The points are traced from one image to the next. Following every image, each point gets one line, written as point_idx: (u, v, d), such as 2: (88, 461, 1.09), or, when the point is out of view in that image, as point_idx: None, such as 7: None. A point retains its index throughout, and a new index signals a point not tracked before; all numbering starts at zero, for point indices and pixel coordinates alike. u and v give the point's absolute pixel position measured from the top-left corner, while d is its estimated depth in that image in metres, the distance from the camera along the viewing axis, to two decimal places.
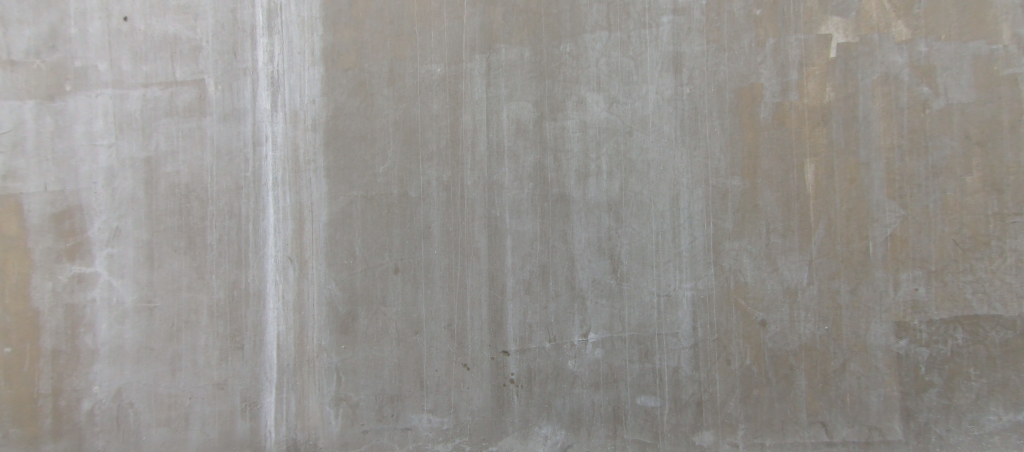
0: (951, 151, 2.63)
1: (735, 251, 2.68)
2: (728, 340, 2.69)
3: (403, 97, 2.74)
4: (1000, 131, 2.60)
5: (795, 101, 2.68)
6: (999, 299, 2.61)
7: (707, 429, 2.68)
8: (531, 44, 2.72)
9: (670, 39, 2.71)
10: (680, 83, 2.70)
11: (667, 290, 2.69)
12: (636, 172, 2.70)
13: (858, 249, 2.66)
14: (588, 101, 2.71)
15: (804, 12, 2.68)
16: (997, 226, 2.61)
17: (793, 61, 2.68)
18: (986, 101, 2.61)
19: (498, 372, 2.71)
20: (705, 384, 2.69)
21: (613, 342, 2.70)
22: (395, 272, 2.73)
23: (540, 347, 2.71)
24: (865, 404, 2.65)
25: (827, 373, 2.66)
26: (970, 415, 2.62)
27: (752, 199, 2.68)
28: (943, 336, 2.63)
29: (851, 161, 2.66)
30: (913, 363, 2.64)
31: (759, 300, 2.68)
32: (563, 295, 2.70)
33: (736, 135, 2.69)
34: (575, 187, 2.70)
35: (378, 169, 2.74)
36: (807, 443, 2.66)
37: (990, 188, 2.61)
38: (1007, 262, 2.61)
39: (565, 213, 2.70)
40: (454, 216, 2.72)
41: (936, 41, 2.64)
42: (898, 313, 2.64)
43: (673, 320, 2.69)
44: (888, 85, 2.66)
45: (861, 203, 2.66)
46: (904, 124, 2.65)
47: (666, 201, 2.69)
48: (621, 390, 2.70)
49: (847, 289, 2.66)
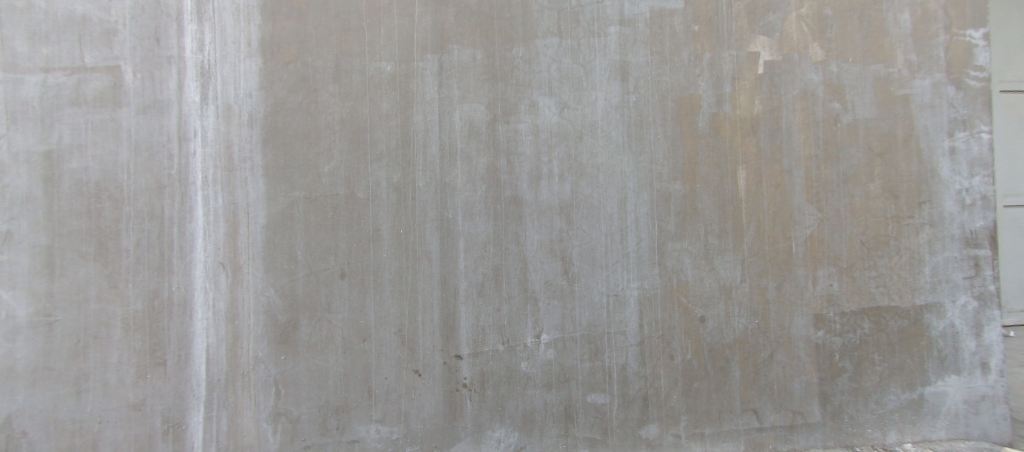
0: (857, 161, 2.95)
1: (677, 251, 2.83)
2: (671, 336, 2.82)
3: (350, 95, 2.63)
4: (895, 144, 2.96)
5: (729, 112, 2.88)
6: (897, 292, 2.96)
7: (653, 422, 2.80)
8: (483, 46, 2.71)
9: (617, 49, 2.81)
10: (626, 91, 2.81)
11: (615, 290, 2.78)
12: (586, 176, 2.77)
13: (783, 248, 2.90)
14: (540, 105, 2.74)
15: (736, 30, 2.90)
16: (895, 227, 2.96)
17: (726, 75, 2.88)
18: (886, 118, 2.96)
19: (450, 377, 2.66)
20: (651, 379, 2.80)
21: (565, 342, 2.74)
22: (341, 277, 2.60)
23: (493, 350, 2.69)
24: (790, 390, 2.90)
25: (758, 363, 2.88)
26: (875, 395, 2.95)
27: (692, 203, 2.84)
28: (853, 326, 2.94)
29: (777, 169, 2.90)
30: (829, 352, 2.92)
31: (699, 297, 2.84)
32: (515, 297, 2.71)
33: (677, 142, 2.84)
34: (528, 189, 2.72)
35: (323, 169, 2.60)
36: (741, 429, 2.86)
37: (889, 194, 2.95)
38: (902, 259, 2.96)
39: (518, 215, 2.71)
40: (405, 218, 2.64)
41: (846, 63, 2.95)
42: (817, 307, 2.91)
43: (621, 319, 2.78)
44: (807, 101, 2.93)
45: (786, 207, 2.90)
46: (821, 136, 2.93)
47: (614, 205, 2.79)
48: (572, 389, 2.75)
49: (774, 286, 2.89)
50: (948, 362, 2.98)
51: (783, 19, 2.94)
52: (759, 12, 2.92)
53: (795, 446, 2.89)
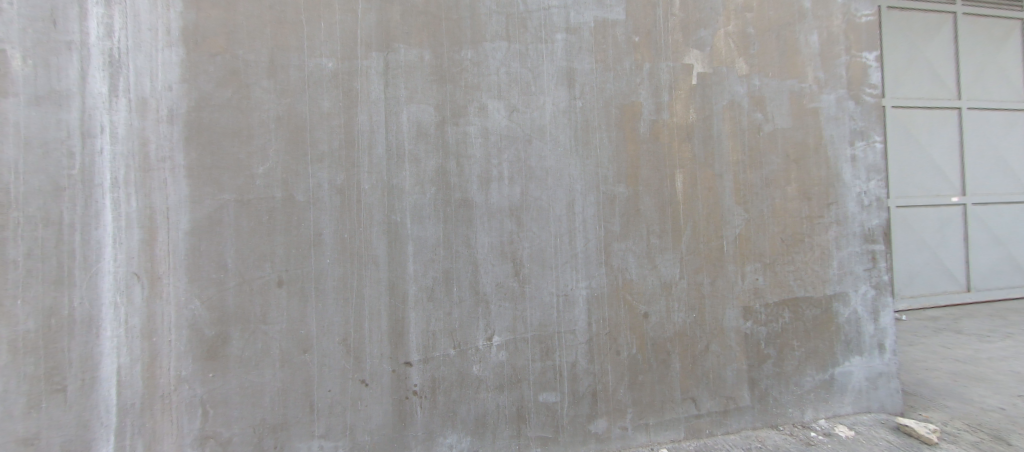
0: (777, 166, 3.24)
1: (622, 251, 2.95)
2: (617, 332, 2.93)
3: (287, 92, 2.47)
4: (808, 152, 3.30)
5: (667, 119, 3.05)
6: (811, 283, 3.29)
7: (601, 416, 2.89)
8: (431, 46, 2.66)
9: (563, 55, 2.88)
10: (573, 97, 2.89)
11: (564, 290, 2.84)
12: (535, 178, 2.81)
13: (716, 246, 3.12)
14: (489, 108, 2.74)
15: (673, 43, 3.08)
16: (809, 226, 3.29)
17: (664, 84, 3.06)
18: (800, 128, 3.29)
19: (399, 385, 2.58)
20: (599, 375, 2.89)
21: (516, 343, 2.76)
22: (278, 285, 2.43)
23: (445, 355, 2.64)
24: (724, 378, 3.12)
25: (696, 355, 3.06)
26: (795, 378, 3.25)
27: (635, 205, 2.98)
28: (776, 316, 3.22)
29: (710, 173, 3.12)
30: (756, 340, 3.18)
31: (643, 294, 2.98)
32: (466, 300, 2.68)
33: (621, 147, 2.96)
34: (478, 192, 2.70)
35: (256, 169, 2.42)
36: (681, 417, 3.03)
37: (804, 196, 3.28)
38: (815, 254, 3.30)
39: (468, 217, 2.69)
40: (349, 222, 2.52)
41: (766, 77, 3.24)
42: (746, 299, 3.16)
43: (570, 318, 2.85)
44: (735, 111, 3.18)
45: (718, 208, 3.13)
46: (747, 143, 3.19)
47: (563, 207, 2.85)
48: (524, 390, 2.77)
49: (708, 282, 3.10)
50: (853, 344, 3.36)
51: (713, 35, 3.17)
52: (692, 28, 3.12)
53: (729, 429, 3.11)
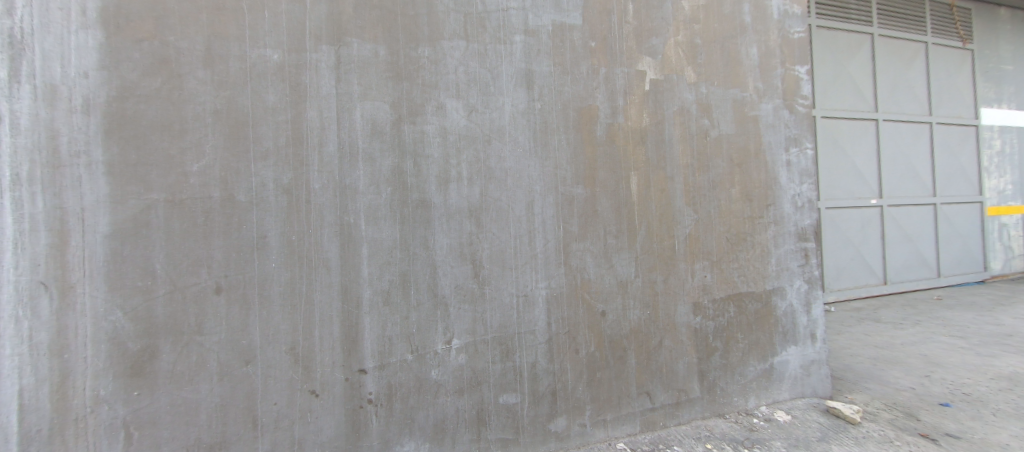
0: (723, 169, 3.42)
1: (580, 251, 2.99)
2: (576, 331, 2.97)
3: (226, 84, 2.29)
4: (750, 156, 3.51)
5: (622, 123, 3.13)
6: (753, 279, 3.50)
7: (561, 415, 2.92)
8: (386, 42, 2.56)
9: (522, 57, 2.88)
10: (532, 99, 2.90)
11: (524, 290, 2.84)
12: (494, 179, 2.79)
13: (668, 246, 3.24)
14: (447, 107, 2.69)
15: (627, 50, 3.17)
16: (752, 225, 3.50)
17: (619, 89, 3.14)
18: (743, 133, 3.49)
19: (353, 394, 2.47)
20: (558, 374, 2.92)
21: (476, 346, 2.72)
22: (216, 292, 2.25)
23: (401, 360, 2.56)
24: (676, 371, 3.25)
25: (650, 350, 3.17)
26: (740, 369, 3.44)
27: (593, 206, 3.03)
28: (723, 311, 3.40)
29: (662, 175, 3.23)
30: (705, 334, 3.34)
31: (600, 293, 3.04)
32: (424, 303, 2.61)
33: (578, 149, 3.00)
34: (436, 192, 2.64)
35: (191, 167, 2.22)
36: (637, 412, 3.12)
37: (746, 198, 3.49)
38: (757, 252, 3.52)
39: (426, 219, 2.62)
40: (297, 224, 2.38)
41: (713, 86, 3.42)
42: (695, 295, 3.31)
43: (530, 319, 2.85)
44: (685, 116, 3.32)
45: (670, 209, 3.25)
46: (695, 147, 3.35)
47: (522, 207, 2.85)
48: (484, 392, 2.74)
49: (661, 280, 3.22)
50: (790, 335, 3.61)
51: (664, 43, 3.29)
52: (645, 35, 3.23)
53: (681, 420, 3.25)
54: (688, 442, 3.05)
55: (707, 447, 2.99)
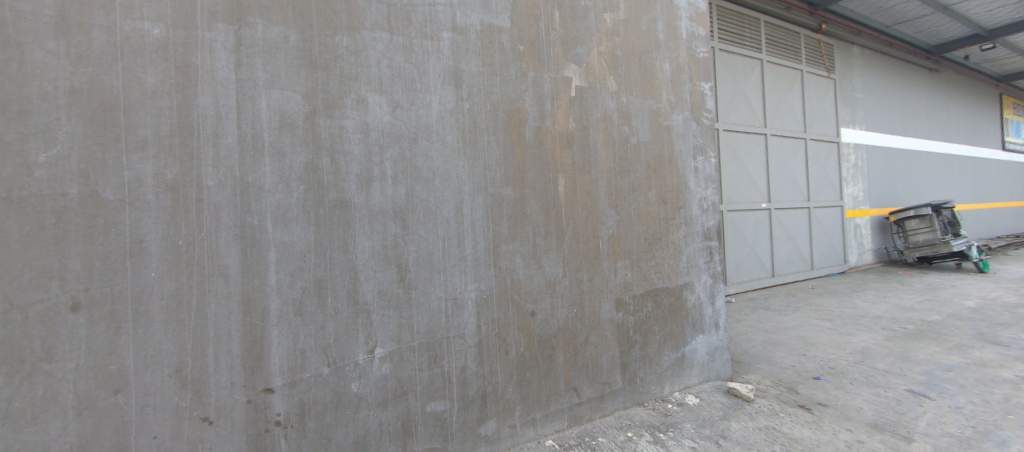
0: (641, 173, 3.64)
1: (510, 252, 2.99)
2: (506, 332, 2.95)
3: (86, 59, 1.92)
4: (664, 161, 3.77)
5: (550, 126, 3.19)
6: (668, 275, 3.77)
7: (490, 418, 2.88)
8: (297, 27, 2.33)
9: (449, 55, 2.80)
10: (460, 98, 2.83)
11: (452, 294, 2.76)
12: (421, 179, 2.67)
13: (593, 246, 3.36)
14: (369, 102, 2.52)
15: (554, 55, 3.24)
16: (666, 225, 3.77)
17: (547, 93, 3.19)
18: (658, 141, 3.75)
19: (258, 416, 2.21)
20: (488, 377, 2.88)
21: (401, 354, 2.58)
22: (73, 309, 1.88)
23: (316, 375, 2.34)
24: (601, 366, 3.38)
25: (577, 347, 3.26)
26: (656, 359, 3.68)
27: (522, 207, 3.04)
28: (642, 306, 3.61)
29: (587, 178, 3.35)
30: (627, 329, 3.52)
31: (529, 293, 3.06)
32: (343, 312, 2.42)
33: (507, 150, 3.00)
34: (356, 192, 2.47)
35: (35, 157, 1.83)
36: (564, 408, 3.20)
37: (661, 200, 3.75)
38: (671, 250, 3.80)
39: (345, 220, 2.43)
40: (185, 226, 2.07)
41: (632, 95, 3.62)
42: (618, 292, 3.48)
43: (459, 322, 2.78)
44: (607, 123, 3.48)
45: (595, 211, 3.38)
46: (617, 153, 3.52)
47: (450, 208, 2.77)
48: (410, 402, 2.61)
49: (587, 279, 3.33)
50: (698, 325, 3.95)
51: (588, 52, 3.41)
52: (571, 43, 3.32)
53: (605, 412, 3.39)
54: (612, 432, 3.19)
55: (628, 436, 3.16)
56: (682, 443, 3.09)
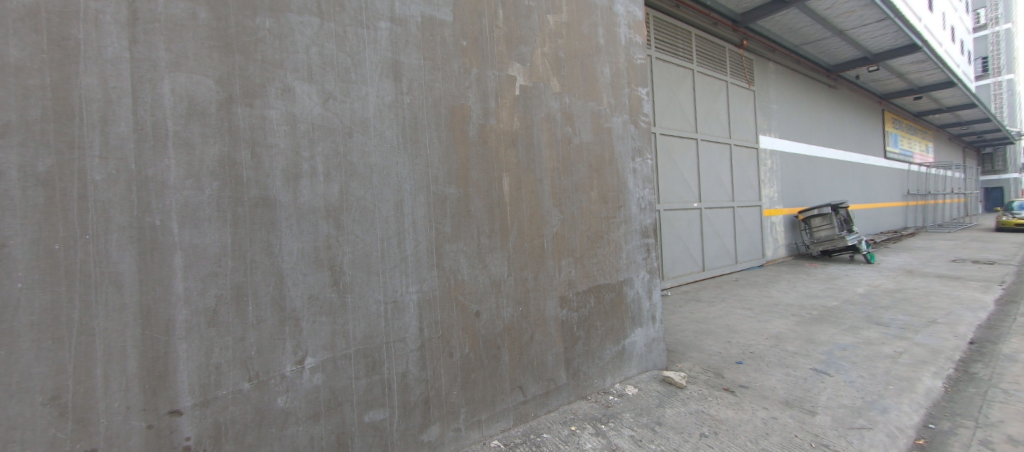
0: (583, 172, 3.71)
1: (453, 252, 2.91)
2: (449, 334, 2.87)
3: None
4: (604, 162, 3.88)
5: (494, 125, 3.15)
6: (609, 271, 3.89)
7: (433, 423, 2.80)
8: (209, 4, 2.09)
9: (387, 46, 2.66)
10: (399, 92, 2.71)
11: (392, 297, 2.64)
12: (357, 176, 2.52)
13: (538, 244, 3.38)
14: (296, 91, 2.32)
15: (498, 53, 3.20)
16: (606, 224, 3.89)
17: (491, 91, 3.15)
18: (599, 142, 3.85)
19: (163, 442, 1.97)
20: (431, 381, 2.78)
21: (334, 363, 2.42)
22: None
23: (234, 392, 2.12)
24: (545, 363, 3.40)
25: (522, 346, 3.25)
26: (598, 353, 3.78)
27: (466, 206, 2.98)
28: (585, 302, 3.69)
29: (532, 177, 3.35)
30: (570, 325, 3.57)
31: (474, 294, 3.00)
32: (267, 320, 2.21)
33: (450, 148, 2.92)
34: (282, 189, 2.26)
35: None
36: (509, 407, 3.19)
37: (602, 199, 3.86)
38: (611, 247, 3.92)
39: (269, 220, 2.22)
40: (63, 227, 1.78)
41: (574, 96, 3.68)
42: (562, 290, 3.52)
43: (399, 326, 2.66)
44: (550, 123, 3.51)
45: (539, 210, 3.39)
46: (560, 153, 3.56)
47: (389, 207, 2.64)
48: (345, 413, 2.46)
49: (532, 277, 3.33)
50: (637, 319, 4.11)
51: (532, 52, 3.42)
52: (514, 42, 3.30)
53: (550, 408, 3.42)
54: (556, 428, 3.24)
55: (572, 430, 3.21)
56: (622, 433, 3.19)
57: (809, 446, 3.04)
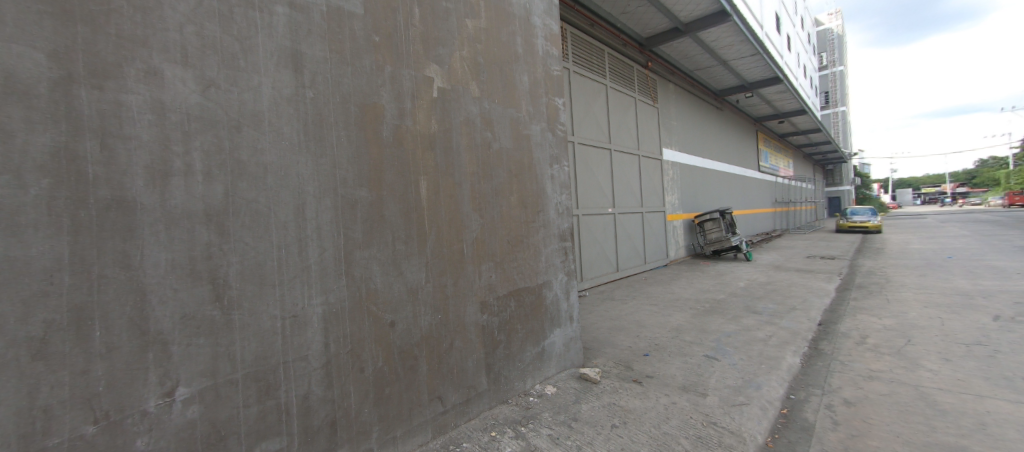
0: (502, 176, 3.71)
1: (364, 260, 2.71)
2: (360, 348, 2.66)
3: None
4: (523, 167, 3.93)
5: (410, 126, 3.00)
6: (528, 274, 3.93)
7: (342, 446, 2.56)
8: None
9: (285, 33, 2.40)
10: (301, 84, 2.45)
11: (291, 311, 2.37)
12: (247, 176, 2.22)
13: (457, 249, 3.29)
14: (165, 75, 1.99)
15: (414, 53, 3.08)
16: (526, 227, 3.93)
17: (406, 91, 3.00)
18: (518, 148, 3.88)
19: None
20: (338, 400, 2.55)
21: (215, 391, 2.09)
22: None
23: (72, 438, 1.74)
24: (466, 370, 3.31)
25: (441, 354, 3.13)
26: (519, 356, 3.79)
27: (379, 210, 2.79)
28: (505, 306, 3.67)
29: (450, 181, 3.26)
30: (491, 330, 3.53)
31: (388, 303, 2.82)
32: (121, 347, 1.84)
33: (361, 148, 2.72)
34: (144, 190, 1.91)
35: None
36: (427, 420, 3.05)
37: (522, 204, 3.90)
38: (530, 250, 3.97)
39: (125, 226, 1.86)
40: None
41: (494, 101, 3.68)
42: (482, 295, 3.47)
43: (300, 343, 2.39)
44: (469, 127, 3.45)
45: (458, 214, 3.31)
46: (480, 157, 3.52)
47: (288, 211, 2.37)
48: (231, 448, 2.14)
49: (451, 283, 3.23)
50: (556, 320, 4.21)
51: (449, 54, 3.34)
52: (431, 42, 3.20)
53: (470, 415, 3.34)
54: (475, 435, 3.17)
55: (491, 435, 3.17)
56: (540, 432, 3.23)
57: (701, 425, 3.35)
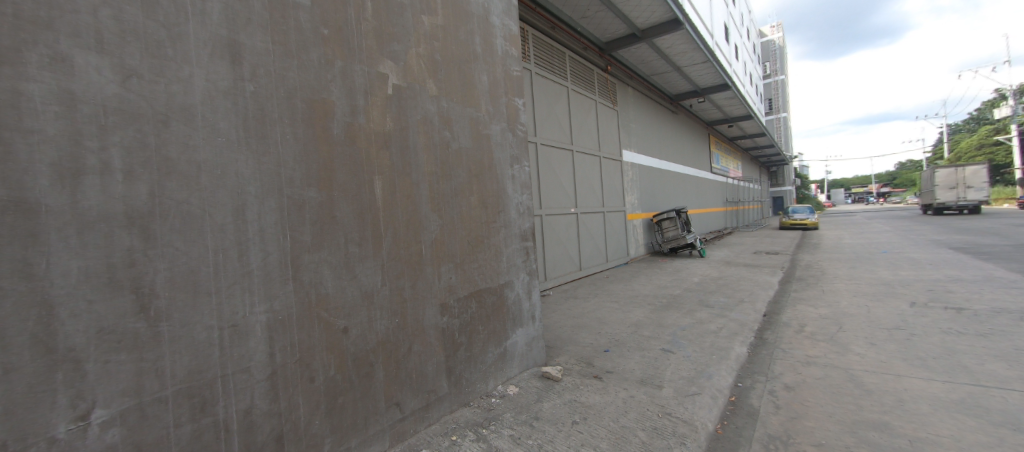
0: (461, 176, 3.65)
1: (313, 264, 2.56)
2: (310, 357, 2.51)
3: None
4: (482, 167, 3.89)
5: (363, 124, 2.89)
6: (489, 274, 3.90)
7: None
8: None
9: (220, 21, 2.22)
10: (239, 77, 2.29)
11: (231, 320, 2.20)
12: (177, 175, 2.04)
13: (415, 251, 3.20)
14: (76, 63, 1.79)
15: (367, 47, 2.96)
16: (486, 227, 3.89)
17: (358, 87, 2.88)
18: (477, 148, 3.84)
19: None
20: (285, 413, 2.40)
21: (140, 412, 1.90)
22: None
23: None
24: (425, 374, 3.23)
25: (399, 359, 3.03)
26: (480, 357, 3.75)
27: (329, 211, 2.65)
28: (466, 308, 3.62)
29: (407, 181, 3.17)
30: (451, 332, 3.47)
31: (340, 309, 2.68)
32: (23, 367, 1.65)
33: (309, 147, 2.57)
34: (49, 191, 1.72)
35: None
36: (385, 427, 2.94)
37: (482, 204, 3.86)
38: (491, 250, 3.94)
39: (26, 231, 1.66)
40: None
41: (452, 100, 3.61)
42: (442, 297, 3.40)
43: (241, 354, 2.23)
44: (426, 125, 3.37)
45: (416, 215, 3.22)
46: (438, 157, 3.45)
47: (227, 213, 2.20)
48: None
49: (409, 286, 3.14)
50: (517, 319, 4.20)
51: (405, 50, 3.24)
52: (385, 37, 3.09)
53: (430, 421, 3.26)
54: (436, 441, 3.09)
55: (452, 440, 3.11)
56: (502, 433, 3.20)
57: (656, 417, 3.45)
